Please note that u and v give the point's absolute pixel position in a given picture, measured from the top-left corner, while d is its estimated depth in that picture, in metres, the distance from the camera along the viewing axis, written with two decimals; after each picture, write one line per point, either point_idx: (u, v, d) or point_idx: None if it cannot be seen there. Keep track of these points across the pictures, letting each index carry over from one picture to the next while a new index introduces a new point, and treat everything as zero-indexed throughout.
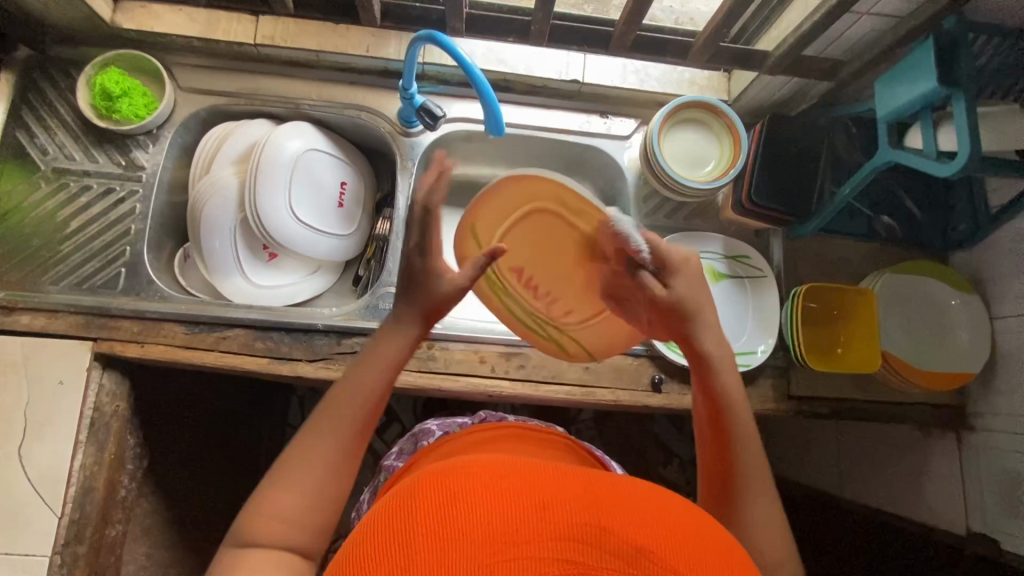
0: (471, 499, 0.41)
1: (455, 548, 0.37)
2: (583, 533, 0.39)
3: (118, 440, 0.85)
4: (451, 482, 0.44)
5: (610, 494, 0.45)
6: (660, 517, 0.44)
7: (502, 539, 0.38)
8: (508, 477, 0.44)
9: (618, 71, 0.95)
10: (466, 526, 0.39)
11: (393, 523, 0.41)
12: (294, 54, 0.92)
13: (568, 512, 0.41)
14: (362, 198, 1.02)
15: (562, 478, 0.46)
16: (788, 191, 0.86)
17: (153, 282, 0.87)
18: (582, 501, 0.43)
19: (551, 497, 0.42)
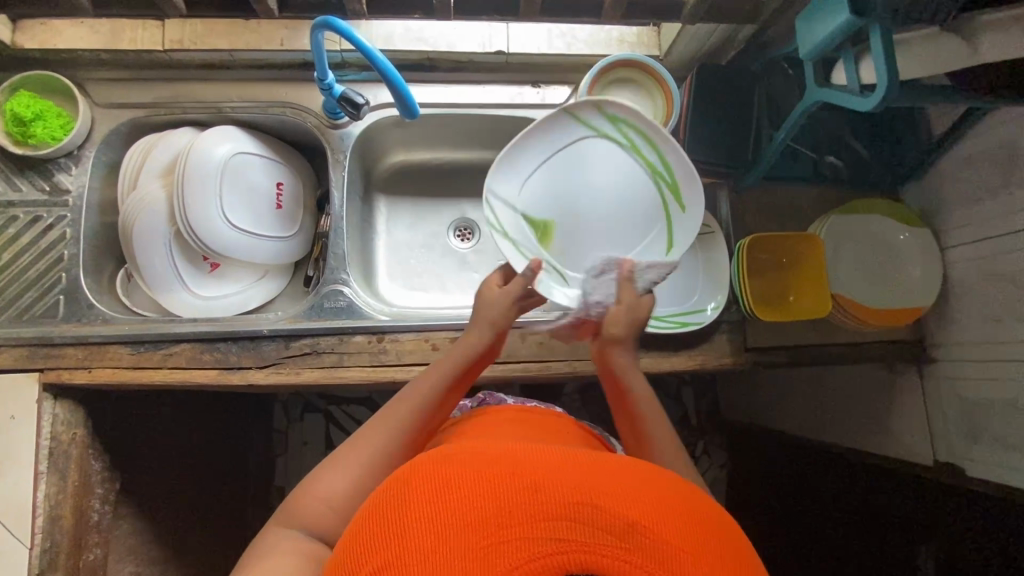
0: (459, 489, 0.39)
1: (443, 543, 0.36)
2: (573, 510, 0.38)
3: (80, 467, 0.84)
4: (440, 473, 0.42)
5: (602, 470, 0.43)
6: (652, 491, 0.43)
7: (493, 525, 0.37)
8: (495, 462, 0.42)
9: (544, 36, 0.92)
10: (454, 519, 0.37)
11: (383, 523, 0.39)
12: (207, 56, 0.89)
13: (559, 489, 0.39)
14: (301, 197, 1.00)
15: (552, 458, 0.44)
16: (725, 141, 0.84)
17: (94, 306, 0.86)
18: (574, 476, 0.41)
19: (543, 475, 0.41)
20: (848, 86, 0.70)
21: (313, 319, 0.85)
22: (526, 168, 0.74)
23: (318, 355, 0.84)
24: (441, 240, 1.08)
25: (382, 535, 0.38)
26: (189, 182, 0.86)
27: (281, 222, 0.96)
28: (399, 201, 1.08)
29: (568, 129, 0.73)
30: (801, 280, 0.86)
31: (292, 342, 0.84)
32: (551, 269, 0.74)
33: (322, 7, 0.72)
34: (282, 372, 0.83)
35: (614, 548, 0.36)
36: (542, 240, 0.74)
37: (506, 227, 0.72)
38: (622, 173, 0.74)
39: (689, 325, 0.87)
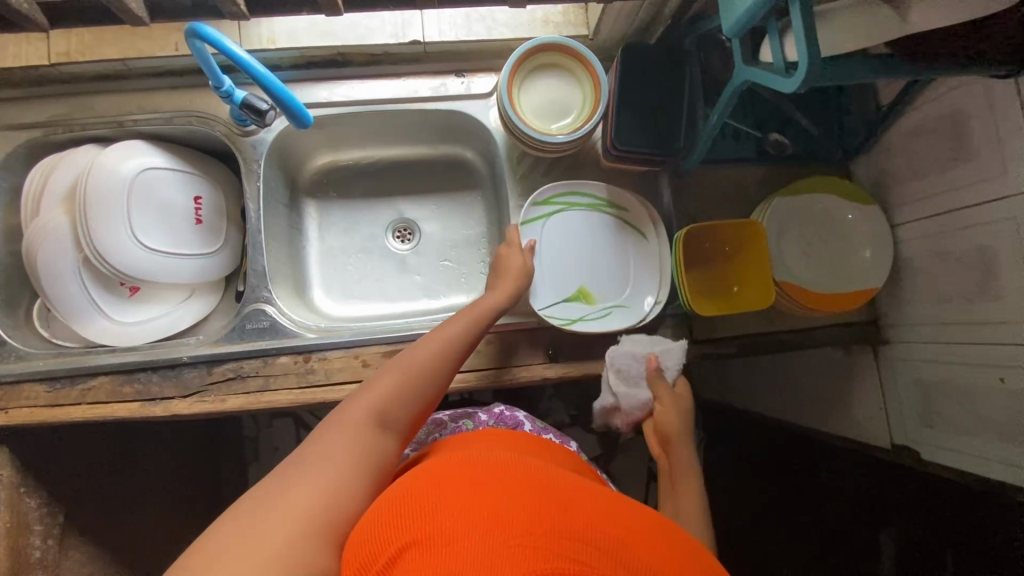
0: (497, 497, 0.47)
1: (482, 535, 0.43)
2: (593, 541, 0.45)
3: (11, 507, 0.84)
4: (479, 478, 0.50)
5: (617, 511, 0.51)
6: (657, 536, 0.50)
7: (527, 531, 0.44)
8: (528, 482, 0.50)
9: (461, 22, 0.86)
10: (491, 520, 0.44)
11: (429, 505, 0.46)
12: (99, 67, 0.83)
13: (579, 519, 0.46)
14: (223, 209, 0.95)
15: (576, 491, 0.52)
16: (656, 126, 0.78)
17: (6, 343, 0.82)
18: (592, 511, 0.48)
19: (569, 505, 0.48)
20: (774, 63, 0.65)
21: (236, 342, 0.82)
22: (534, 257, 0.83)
23: (243, 380, 0.80)
24: (379, 243, 1.03)
25: (424, 515, 0.45)
26: (99, 195, 0.81)
27: (204, 236, 0.91)
28: (332, 204, 1.02)
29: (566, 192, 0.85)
30: (745, 268, 0.81)
31: (215, 367, 0.80)
32: (613, 312, 0.82)
33: (195, 11, 0.66)
34: (206, 400, 0.80)
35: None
36: (587, 304, 0.83)
37: (567, 317, 0.81)
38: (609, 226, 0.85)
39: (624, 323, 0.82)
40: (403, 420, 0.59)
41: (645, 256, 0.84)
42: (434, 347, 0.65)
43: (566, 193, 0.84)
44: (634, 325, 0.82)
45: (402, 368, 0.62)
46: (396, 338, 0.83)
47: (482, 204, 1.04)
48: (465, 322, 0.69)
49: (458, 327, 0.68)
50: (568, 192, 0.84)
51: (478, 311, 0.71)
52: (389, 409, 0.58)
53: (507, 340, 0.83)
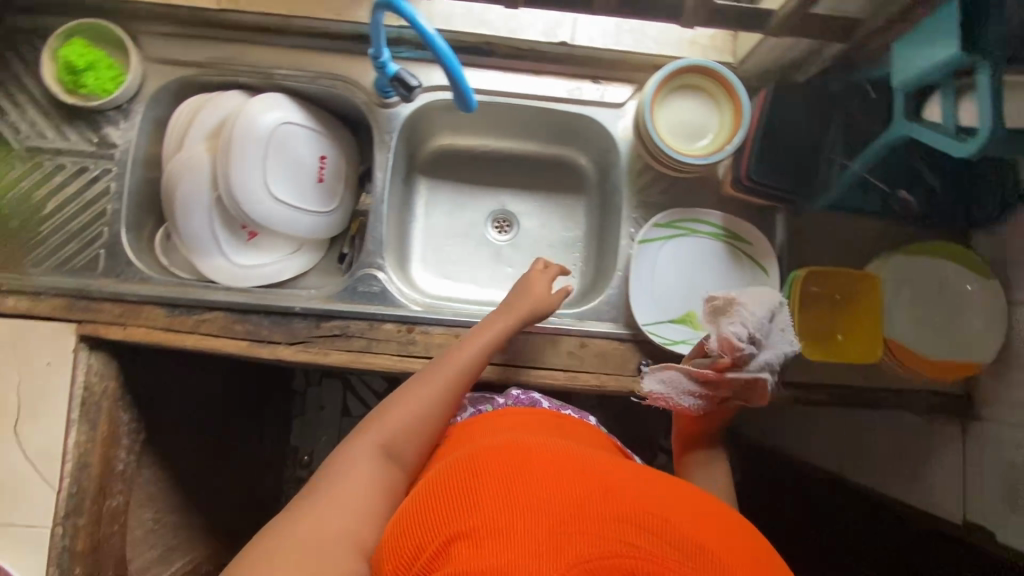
0: (535, 487, 0.48)
1: (529, 528, 0.44)
2: (638, 526, 0.47)
3: (109, 418, 0.87)
4: (512, 466, 0.51)
5: (653, 496, 0.53)
6: (698, 518, 0.53)
7: (572, 519, 0.46)
8: (562, 469, 0.52)
9: (611, 31, 0.88)
10: (534, 512, 0.46)
11: (469, 502, 0.48)
12: (261, 19, 0.87)
13: (617, 505, 0.49)
14: (343, 172, 0.98)
15: (609, 475, 0.54)
16: (792, 166, 0.79)
17: (133, 264, 0.86)
18: (629, 496, 0.51)
19: (606, 491, 0.50)
20: (940, 124, 0.65)
21: (347, 301, 0.85)
22: (644, 272, 0.86)
23: (348, 338, 0.84)
24: (478, 230, 1.05)
25: (466, 511, 0.47)
26: (238, 144, 0.84)
27: (322, 195, 0.94)
28: (441, 185, 1.05)
29: (687, 217, 0.87)
30: (850, 318, 0.83)
31: (323, 322, 0.84)
32: None
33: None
34: (311, 351, 0.83)
35: (672, 559, 0.45)
36: (693, 330, 0.85)
37: (670, 337, 0.84)
38: (724, 258, 0.87)
39: None
40: (418, 443, 0.65)
41: None
42: (450, 373, 0.70)
43: (684, 219, 0.87)
44: None
45: (399, 405, 0.67)
46: (496, 325, 0.85)
47: (584, 209, 1.06)
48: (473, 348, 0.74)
49: (476, 354, 0.73)
50: (694, 218, 0.87)
51: (489, 332, 0.75)
52: (394, 436, 0.64)
53: (602, 346, 0.85)
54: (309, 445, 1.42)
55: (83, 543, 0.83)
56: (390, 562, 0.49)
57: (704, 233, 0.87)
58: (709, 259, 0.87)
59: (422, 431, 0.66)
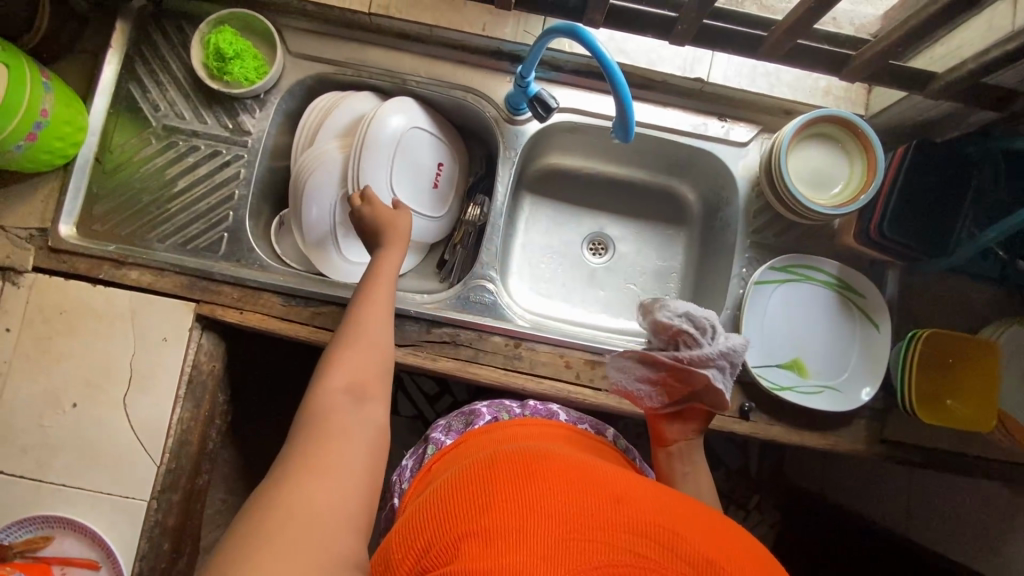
0: (542, 489, 0.45)
1: (533, 529, 0.41)
2: (650, 534, 0.43)
3: (210, 398, 0.88)
4: (529, 469, 0.48)
5: (677, 509, 0.48)
6: (719, 535, 0.47)
7: (578, 523, 0.42)
8: (570, 475, 0.48)
9: (747, 73, 0.88)
10: (538, 512, 0.43)
11: (471, 500, 0.46)
12: (406, 27, 0.89)
13: (639, 514, 0.44)
14: (456, 180, 0.99)
15: (626, 485, 0.49)
16: (925, 225, 0.79)
17: (253, 250, 0.88)
18: (652, 506, 0.46)
19: (617, 498, 0.46)
20: None
21: (459, 310, 0.86)
22: (756, 315, 0.86)
23: (456, 346, 0.84)
24: (574, 250, 1.05)
25: (470, 507, 0.45)
26: (369, 145, 0.87)
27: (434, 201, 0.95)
28: (541, 202, 1.06)
29: (803, 264, 0.88)
30: (958, 382, 0.81)
31: (435, 327, 0.84)
32: (826, 389, 0.85)
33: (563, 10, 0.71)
34: (419, 355, 0.83)
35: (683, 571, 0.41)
36: (799, 376, 0.85)
37: (777, 382, 0.84)
38: (835, 307, 0.87)
39: (834, 401, 0.84)
40: (378, 372, 0.61)
41: (866, 351, 0.86)
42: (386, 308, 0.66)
43: (799, 265, 0.87)
44: (841, 411, 0.84)
45: (363, 331, 0.63)
46: (602, 350, 0.85)
47: (683, 241, 1.05)
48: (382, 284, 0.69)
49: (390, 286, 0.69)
50: (809, 265, 0.87)
51: (388, 266, 0.72)
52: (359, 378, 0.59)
53: None
54: None
55: (173, 519, 0.83)
56: (398, 554, 0.47)
57: (817, 281, 0.88)
58: (819, 305, 0.88)
59: (378, 358, 0.62)
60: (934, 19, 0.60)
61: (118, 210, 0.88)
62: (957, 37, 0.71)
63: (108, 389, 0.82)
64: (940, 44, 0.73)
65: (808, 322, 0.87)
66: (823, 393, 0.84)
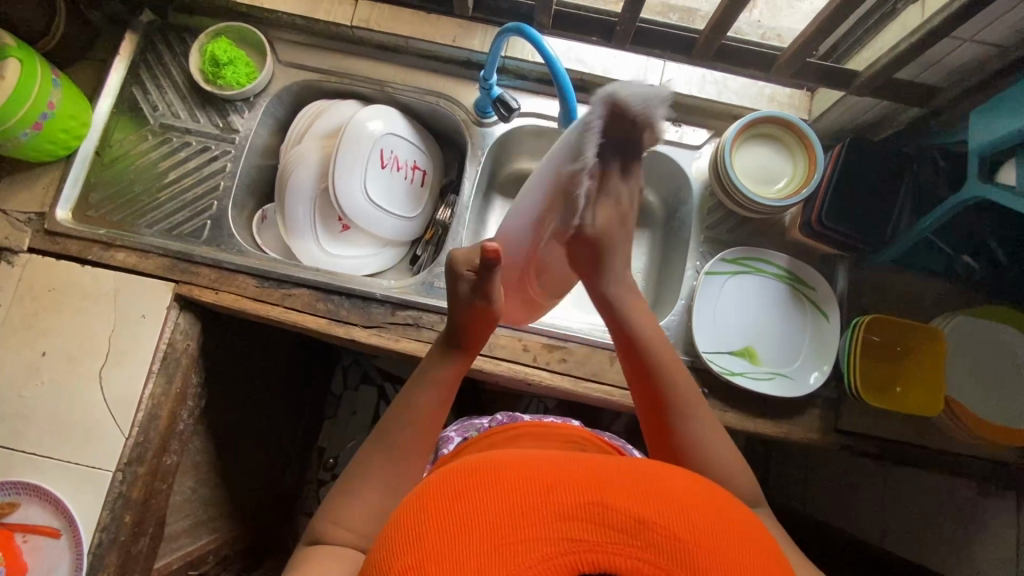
0: (461, 483, 0.39)
1: (453, 535, 0.35)
2: (583, 509, 0.36)
3: (183, 376, 0.91)
4: (443, 485, 0.39)
5: (607, 466, 0.41)
6: (657, 482, 0.40)
7: (504, 509, 0.36)
8: (494, 457, 0.41)
9: (697, 80, 0.95)
10: (459, 509, 0.37)
11: (397, 514, 0.40)
12: (385, 38, 0.97)
13: (565, 493, 0.37)
14: (431, 181, 1.04)
15: (566, 457, 0.43)
16: (860, 217, 0.83)
17: (233, 237, 0.94)
18: (578, 475, 0.39)
19: (547, 471, 0.39)
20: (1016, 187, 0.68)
21: (423, 295, 0.90)
22: (708, 305, 0.90)
23: (418, 328, 0.88)
24: None
25: (396, 522, 0.39)
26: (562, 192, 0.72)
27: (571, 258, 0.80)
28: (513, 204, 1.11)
29: (753, 256, 0.91)
30: (910, 370, 0.84)
31: (399, 310, 0.89)
32: (778, 376, 0.87)
33: (506, 12, 0.91)
34: (382, 336, 0.88)
35: (622, 544, 0.35)
36: (751, 363, 0.88)
37: (728, 368, 0.86)
38: (784, 298, 0.91)
39: (788, 387, 0.86)
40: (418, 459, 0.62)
41: (816, 340, 0.88)
42: (436, 401, 0.65)
43: (749, 258, 0.91)
44: (791, 397, 0.85)
45: (406, 428, 0.62)
46: (558, 333, 0.88)
47: (647, 243, 1.09)
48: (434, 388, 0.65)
49: (441, 384, 0.66)
50: (760, 258, 0.91)
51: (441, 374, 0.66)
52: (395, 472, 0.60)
53: None
54: (336, 447, 1.40)
55: (136, 493, 0.86)
56: None
57: (767, 272, 0.91)
58: (770, 295, 0.91)
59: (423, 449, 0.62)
60: (838, 14, 0.68)
61: (112, 198, 0.95)
62: (879, 41, 0.78)
63: (85, 361, 0.86)
64: (865, 49, 0.80)
65: (758, 312, 0.91)
66: (776, 378, 0.86)
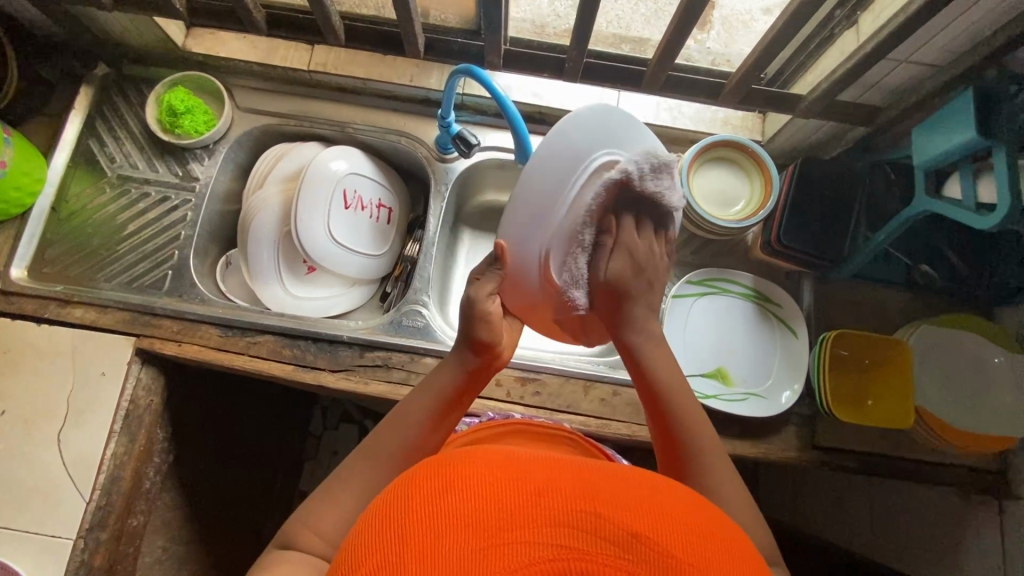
0: (454, 473, 0.36)
1: (434, 529, 0.33)
2: (575, 516, 0.33)
3: (148, 433, 0.88)
4: (429, 476, 0.36)
5: (600, 474, 0.38)
6: (651, 497, 0.37)
7: (491, 508, 0.33)
8: (488, 454, 0.38)
9: (651, 108, 0.96)
10: (445, 501, 0.34)
11: (376, 502, 0.37)
12: (343, 81, 0.98)
13: (553, 496, 0.35)
14: (397, 218, 1.04)
15: (565, 461, 0.40)
16: (818, 236, 0.85)
17: (196, 286, 0.93)
18: (570, 480, 0.36)
19: (542, 475, 0.36)
20: (962, 200, 0.70)
21: (391, 334, 0.90)
22: (679, 327, 0.90)
23: (388, 370, 0.87)
24: None
25: (377, 511, 0.37)
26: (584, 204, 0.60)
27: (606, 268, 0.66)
28: (483, 235, 1.09)
29: (718, 276, 0.92)
30: (878, 383, 0.84)
31: (367, 352, 0.88)
32: (751, 395, 0.87)
33: (458, 54, 0.91)
34: (351, 379, 0.86)
35: (610, 556, 0.32)
36: (723, 384, 0.88)
37: (702, 391, 0.86)
38: (752, 318, 0.91)
39: (760, 407, 0.85)
40: None
41: (786, 356, 0.89)
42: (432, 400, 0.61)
43: (714, 279, 0.92)
44: (766, 417, 0.85)
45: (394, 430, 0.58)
46: (530, 366, 0.88)
47: None
48: (423, 403, 0.60)
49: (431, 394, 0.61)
50: (726, 277, 0.92)
51: (437, 380, 0.62)
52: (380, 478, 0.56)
53: (632, 396, 0.87)
54: None
55: (100, 560, 0.82)
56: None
57: (734, 294, 0.92)
58: (738, 314, 0.91)
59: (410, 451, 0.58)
60: (773, 44, 0.72)
61: (70, 253, 0.93)
62: (819, 66, 0.81)
63: (43, 424, 0.83)
64: (809, 72, 0.83)
65: (727, 334, 0.91)
66: (750, 399, 0.86)
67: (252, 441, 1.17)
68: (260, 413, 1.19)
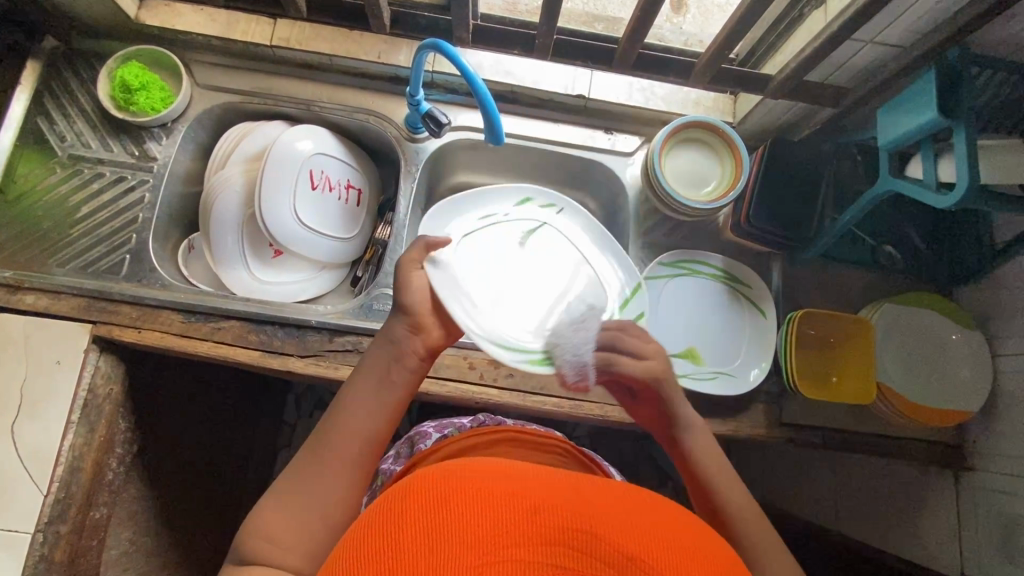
0: (447, 491, 0.35)
1: (427, 545, 0.32)
2: (571, 536, 0.33)
3: (108, 422, 0.85)
4: (423, 493, 0.35)
5: (592, 494, 0.38)
6: (646, 516, 0.37)
7: (486, 526, 0.33)
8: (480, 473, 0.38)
9: (624, 88, 0.94)
10: (438, 518, 0.33)
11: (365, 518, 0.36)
12: (307, 56, 0.95)
13: (546, 518, 0.34)
14: (367, 200, 1.01)
15: (558, 479, 0.39)
16: (786, 216, 0.86)
17: (156, 271, 0.89)
18: (563, 501, 0.36)
19: (538, 497, 0.36)
20: (924, 180, 0.71)
21: (361, 318, 0.88)
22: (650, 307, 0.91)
23: (358, 354, 0.85)
24: None
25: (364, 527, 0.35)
26: None
27: None
28: None
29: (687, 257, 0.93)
30: (845, 362, 0.86)
31: (336, 337, 0.86)
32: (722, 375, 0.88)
33: (427, 29, 0.93)
34: (321, 364, 0.84)
35: None
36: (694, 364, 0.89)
37: None
38: (721, 298, 0.92)
39: (728, 386, 0.87)
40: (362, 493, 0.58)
41: (755, 335, 0.90)
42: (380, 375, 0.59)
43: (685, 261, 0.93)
44: (735, 394, 0.86)
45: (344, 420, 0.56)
46: None
47: None
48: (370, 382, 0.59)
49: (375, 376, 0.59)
50: (696, 259, 0.93)
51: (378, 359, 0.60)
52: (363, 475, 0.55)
53: None
54: None
55: (60, 553, 0.80)
56: None
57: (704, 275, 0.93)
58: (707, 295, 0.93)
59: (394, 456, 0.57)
60: (742, 24, 0.72)
61: (18, 237, 0.89)
62: (788, 46, 0.81)
63: None
64: (779, 52, 0.83)
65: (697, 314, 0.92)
66: (724, 378, 0.87)
67: (222, 429, 1.15)
68: (229, 401, 1.16)
